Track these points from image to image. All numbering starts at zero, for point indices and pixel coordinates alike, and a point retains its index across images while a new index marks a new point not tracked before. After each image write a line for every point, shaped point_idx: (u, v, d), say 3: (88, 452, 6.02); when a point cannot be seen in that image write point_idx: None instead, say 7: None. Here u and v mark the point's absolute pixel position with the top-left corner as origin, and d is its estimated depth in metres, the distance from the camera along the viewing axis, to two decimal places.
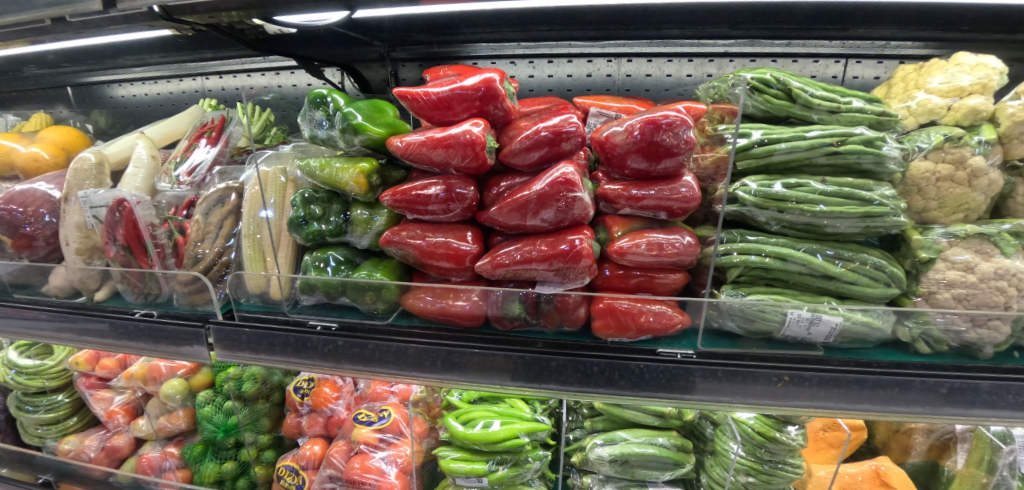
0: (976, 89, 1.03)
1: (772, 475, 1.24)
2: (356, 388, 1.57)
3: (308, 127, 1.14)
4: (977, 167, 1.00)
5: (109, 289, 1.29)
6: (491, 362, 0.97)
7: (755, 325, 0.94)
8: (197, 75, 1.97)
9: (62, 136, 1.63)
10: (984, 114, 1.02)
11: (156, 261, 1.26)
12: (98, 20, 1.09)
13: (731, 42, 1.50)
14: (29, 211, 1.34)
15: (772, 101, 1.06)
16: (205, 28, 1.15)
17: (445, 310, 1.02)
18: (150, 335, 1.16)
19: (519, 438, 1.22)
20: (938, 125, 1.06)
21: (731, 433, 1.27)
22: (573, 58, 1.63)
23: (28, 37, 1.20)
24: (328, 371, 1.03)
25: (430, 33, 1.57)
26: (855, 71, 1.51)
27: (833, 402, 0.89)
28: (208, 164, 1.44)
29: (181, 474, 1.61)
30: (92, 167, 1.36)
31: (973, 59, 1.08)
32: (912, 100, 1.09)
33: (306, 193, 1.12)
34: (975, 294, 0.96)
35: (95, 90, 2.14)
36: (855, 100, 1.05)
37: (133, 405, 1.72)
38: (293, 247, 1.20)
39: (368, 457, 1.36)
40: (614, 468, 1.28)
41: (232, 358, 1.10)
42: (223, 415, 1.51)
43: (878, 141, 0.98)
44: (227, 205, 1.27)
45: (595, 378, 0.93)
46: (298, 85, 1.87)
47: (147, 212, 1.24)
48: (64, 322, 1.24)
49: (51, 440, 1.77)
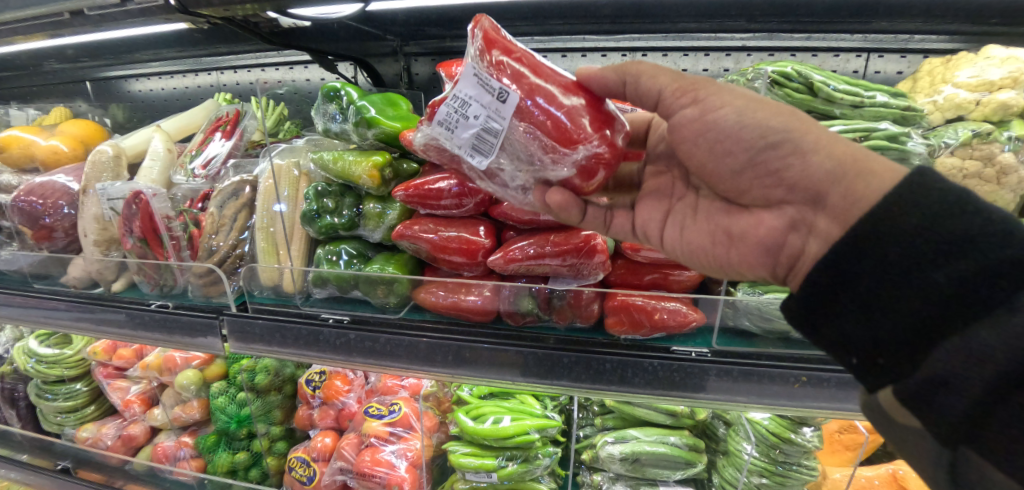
0: (1006, 83, 1.00)
1: (786, 476, 1.22)
2: (366, 382, 1.59)
3: (321, 120, 1.16)
4: (1005, 164, 0.98)
5: (126, 280, 1.30)
6: (501, 357, 0.96)
7: (772, 324, 0.92)
8: (212, 70, 1.99)
9: (81, 130, 1.66)
10: (1014, 110, 1.00)
11: (172, 253, 1.27)
12: (116, 14, 1.10)
13: (749, 35, 1.46)
14: (49, 203, 1.36)
15: (793, 95, 1.04)
16: (220, 21, 1.14)
17: (457, 305, 1.01)
18: (165, 326, 1.17)
19: (530, 435, 1.21)
20: (965, 120, 1.03)
21: (744, 433, 1.25)
22: (587, 53, 1.59)
23: (48, 31, 1.21)
24: (340, 364, 1.03)
25: (443, 27, 1.56)
26: (876, 66, 1.46)
27: (852, 404, 0.86)
28: (223, 157, 1.45)
29: (195, 463, 1.64)
30: (109, 159, 1.38)
31: (1003, 52, 1.04)
32: (938, 94, 1.05)
33: (319, 187, 1.13)
34: None
35: (112, 85, 2.17)
36: (878, 94, 1.02)
37: (149, 395, 1.76)
38: (306, 240, 1.20)
39: (379, 450, 1.36)
40: (625, 467, 1.27)
41: (246, 350, 1.10)
42: (236, 406, 1.53)
43: (903, 137, 0.96)
44: (241, 198, 1.28)
45: (608, 376, 0.92)
46: (312, 79, 1.88)
47: (163, 205, 1.25)
48: (82, 312, 1.25)
49: (70, 427, 1.81)
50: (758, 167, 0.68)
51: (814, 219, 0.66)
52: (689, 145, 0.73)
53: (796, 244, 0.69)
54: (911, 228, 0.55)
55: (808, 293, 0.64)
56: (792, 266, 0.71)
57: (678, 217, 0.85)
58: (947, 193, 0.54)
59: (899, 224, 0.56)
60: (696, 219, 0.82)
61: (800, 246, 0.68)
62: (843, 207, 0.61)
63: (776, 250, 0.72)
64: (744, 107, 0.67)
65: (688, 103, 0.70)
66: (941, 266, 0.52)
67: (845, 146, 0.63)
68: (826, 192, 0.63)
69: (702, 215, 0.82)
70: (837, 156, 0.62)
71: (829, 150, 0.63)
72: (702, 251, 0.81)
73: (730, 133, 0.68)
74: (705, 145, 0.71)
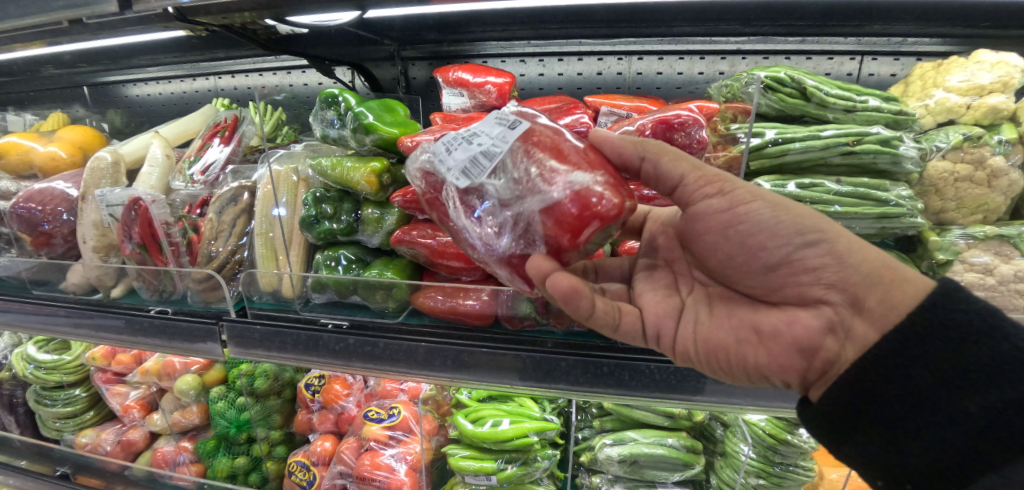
0: (996, 87, 1.01)
1: (783, 477, 1.24)
2: (365, 386, 1.60)
3: (320, 126, 1.17)
4: (996, 167, 0.99)
5: (124, 286, 1.30)
6: (499, 361, 0.97)
7: None
8: (210, 75, 1.99)
9: (79, 136, 1.66)
10: (1004, 113, 1.01)
11: (171, 259, 1.28)
12: (115, 21, 1.11)
13: (743, 39, 1.47)
14: (48, 210, 1.37)
15: (786, 100, 1.05)
16: (218, 28, 1.15)
17: (455, 309, 1.02)
18: (164, 332, 1.17)
19: (529, 438, 1.22)
20: (957, 123, 1.04)
21: (741, 434, 1.25)
22: (583, 57, 1.60)
23: (46, 38, 1.22)
24: (340, 368, 1.04)
25: (440, 31, 1.57)
26: (870, 69, 1.47)
27: None
28: (221, 163, 1.46)
29: (195, 468, 1.64)
30: (108, 166, 1.39)
31: (993, 56, 1.06)
32: (930, 98, 1.07)
33: (318, 193, 1.14)
34: (994, 297, 0.95)
35: (110, 90, 2.17)
36: (871, 98, 1.03)
37: (148, 400, 1.76)
38: (304, 246, 1.21)
39: (378, 454, 1.37)
40: (623, 468, 1.28)
41: (246, 355, 1.10)
42: (236, 411, 1.54)
43: (895, 140, 0.97)
44: (240, 203, 1.29)
45: (606, 378, 0.93)
46: (310, 84, 1.88)
47: (162, 211, 1.25)
48: (82, 318, 1.25)
49: (69, 433, 1.82)
50: (795, 262, 0.69)
51: (851, 323, 0.66)
52: (718, 235, 0.75)
53: (833, 348, 0.67)
54: (938, 348, 0.59)
55: (840, 402, 0.66)
56: (825, 371, 0.69)
57: (691, 312, 0.83)
58: (970, 316, 0.59)
59: (927, 344, 0.60)
60: (714, 314, 0.80)
61: (836, 352, 0.67)
62: (881, 311, 0.64)
63: (811, 354, 0.69)
64: (776, 203, 0.70)
65: (717, 192, 0.72)
66: (973, 396, 0.57)
67: (874, 251, 0.66)
68: (866, 296, 0.65)
69: (722, 312, 0.81)
70: (874, 259, 0.65)
71: (863, 252, 0.66)
72: (724, 352, 0.77)
73: (762, 223, 0.70)
74: (739, 234, 0.72)
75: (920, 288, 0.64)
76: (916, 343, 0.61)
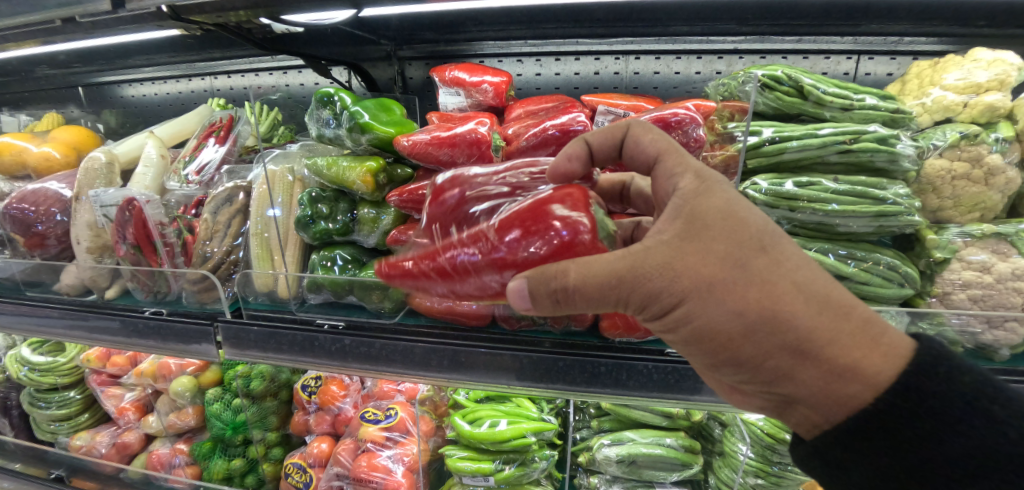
0: (993, 85, 1.01)
1: (781, 477, 1.23)
2: (363, 387, 1.59)
3: (315, 126, 1.17)
4: (993, 166, 0.99)
5: (119, 287, 1.28)
6: (495, 361, 0.96)
7: None
8: (206, 75, 1.98)
9: (73, 136, 1.65)
10: (1001, 111, 1.01)
11: (165, 260, 1.26)
12: (109, 20, 1.10)
13: (740, 38, 1.47)
14: (41, 211, 1.36)
15: (784, 98, 1.05)
16: (213, 27, 1.14)
17: (451, 309, 1.02)
18: (159, 333, 1.16)
19: (526, 438, 1.22)
20: (954, 122, 1.04)
21: (739, 434, 1.25)
22: (580, 56, 1.60)
23: (39, 38, 1.21)
24: (336, 369, 1.04)
25: (437, 31, 1.56)
26: (867, 68, 1.47)
27: None
28: (217, 163, 1.45)
29: (190, 470, 1.63)
30: (102, 166, 1.38)
31: (989, 54, 1.06)
32: (927, 97, 1.07)
33: (313, 192, 1.13)
34: (991, 295, 0.95)
35: (105, 91, 2.16)
36: (868, 96, 1.03)
37: (144, 402, 1.75)
38: (299, 246, 1.20)
39: (375, 455, 1.36)
40: (621, 469, 1.28)
41: (241, 356, 1.10)
42: (232, 413, 1.53)
43: (892, 139, 0.97)
44: (235, 203, 1.28)
45: (603, 378, 0.93)
46: (306, 84, 1.87)
47: (156, 211, 1.24)
48: (76, 320, 1.24)
49: (63, 436, 1.80)
50: (735, 373, 0.64)
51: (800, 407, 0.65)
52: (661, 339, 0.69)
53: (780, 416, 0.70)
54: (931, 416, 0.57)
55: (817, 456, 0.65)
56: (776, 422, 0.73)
57: None
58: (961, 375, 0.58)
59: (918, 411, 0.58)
60: None
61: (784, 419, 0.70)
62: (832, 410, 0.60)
63: (760, 417, 0.75)
64: (716, 328, 0.60)
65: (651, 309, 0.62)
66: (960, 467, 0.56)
67: (835, 360, 0.58)
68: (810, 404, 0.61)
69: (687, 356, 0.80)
70: (825, 374, 0.58)
71: (816, 365, 0.58)
72: None
73: (701, 346, 0.63)
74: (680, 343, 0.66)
75: (894, 357, 0.58)
76: (869, 436, 0.59)
